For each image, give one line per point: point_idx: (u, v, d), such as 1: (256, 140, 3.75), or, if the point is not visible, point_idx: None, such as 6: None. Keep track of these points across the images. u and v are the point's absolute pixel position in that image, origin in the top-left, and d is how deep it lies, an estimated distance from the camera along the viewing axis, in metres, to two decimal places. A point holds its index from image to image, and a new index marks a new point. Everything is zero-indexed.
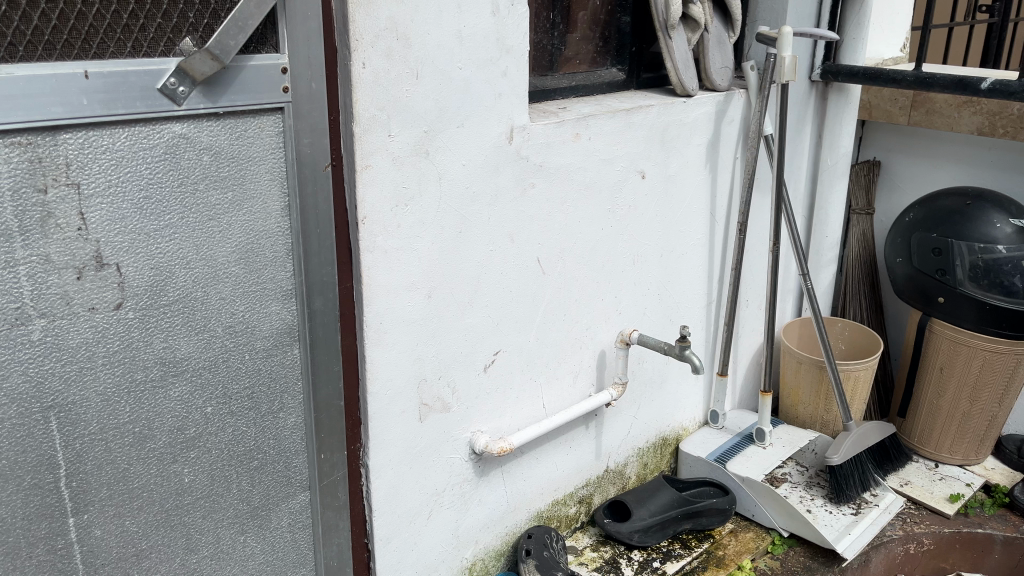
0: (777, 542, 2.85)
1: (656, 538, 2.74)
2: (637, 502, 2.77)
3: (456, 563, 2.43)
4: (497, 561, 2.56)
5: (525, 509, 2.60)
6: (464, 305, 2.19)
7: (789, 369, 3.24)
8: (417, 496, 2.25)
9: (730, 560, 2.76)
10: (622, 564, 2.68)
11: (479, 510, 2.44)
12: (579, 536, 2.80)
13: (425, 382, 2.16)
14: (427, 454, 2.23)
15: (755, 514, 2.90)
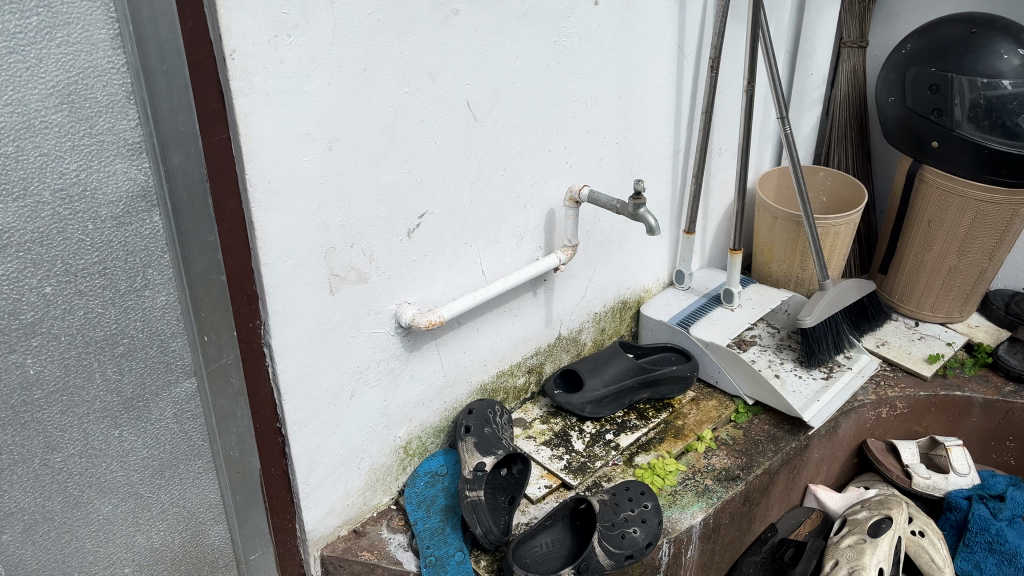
0: (742, 411, 2.66)
1: (610, 408, 2.55)
2: (590, 372, 2.55)
3: (388, 443, 2.23)
4: (436, 438, 2.36)
5: (466, 383, 2.37)
6: (377, 158, 1.86)
7: (763, 224, 2.95)
8: (336, 376, 2.01)
9: (690, 431, 2.58)
10: (573, 437, 2.49)
11: (411, 387, 2.21)
12: (529, 407, 2.60)
13: (333, 249, 1.86)
14: (343, 329, 1.97)
15: (719, 381, 2.72)
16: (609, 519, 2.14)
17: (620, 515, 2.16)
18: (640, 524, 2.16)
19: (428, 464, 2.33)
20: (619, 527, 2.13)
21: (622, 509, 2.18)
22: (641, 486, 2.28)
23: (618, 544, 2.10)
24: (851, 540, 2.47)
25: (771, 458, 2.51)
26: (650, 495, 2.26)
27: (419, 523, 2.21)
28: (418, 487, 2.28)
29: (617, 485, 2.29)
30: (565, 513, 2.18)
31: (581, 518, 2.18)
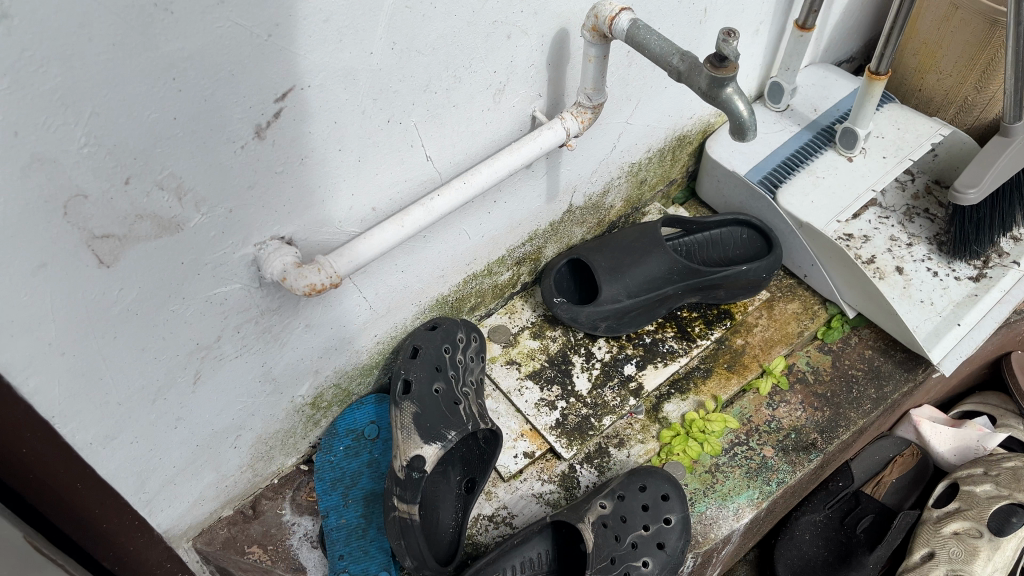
0: (834, 326, 1.78)
1: (635, 324, 1.69)
2: (610, 277, 1.64)
3: (282, 407, 1.46)
4: (365, 379, 1.58)
5: (411, 304, 1.53)
6: (144, 12, 0.84)
7: (931, 11, 1.78)
8: (155, 367, 1.18)
9: (752, 359, 1.73)
10: (574, 370, 1.69)
11: (312, 338, 1.38)
12: (514, 306, 1.77)
13: (79, 198, 0.92)
14: (149, 306, 1.10)
15: (808, 276, 1.81)
16: (607, 552, 1.42)
17: (625, 542, 1.44)
18: (654, 554, 1.45)
19: (350, 418, 1.58)
20: (621, 563, 1.42)
21: (629, 530, 1.45)
22: (664, 485, 1.50)
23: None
24: (956, 524, 1.74)
25: (867, 415, 1.67)
26: (679, 500, 1.50)
27: (330, 515, 1.51)
28: (334, 455, 1.56)
29: (628, 477, 1.51)
30: (548, 531, 1.49)
31: (572, 535, 1.50)
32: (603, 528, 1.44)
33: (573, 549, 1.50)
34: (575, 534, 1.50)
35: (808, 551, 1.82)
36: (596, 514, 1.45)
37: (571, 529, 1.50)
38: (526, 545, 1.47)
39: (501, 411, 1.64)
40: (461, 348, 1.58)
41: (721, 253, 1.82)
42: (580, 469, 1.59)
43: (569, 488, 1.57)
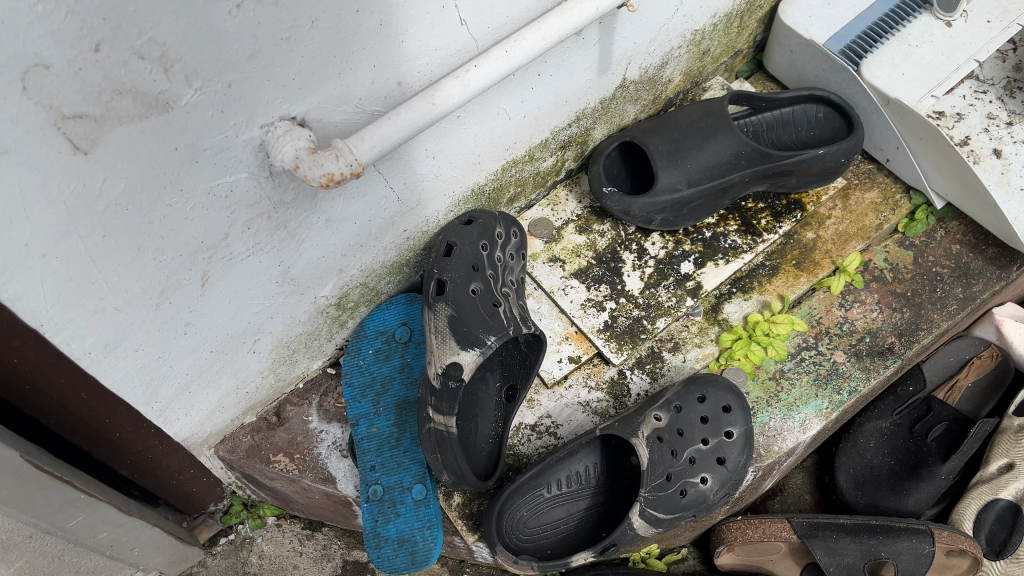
0: (918, 218, 1.57)
1: (695, 216, 1.52)
2: (667, 164, 1.46)
3: (304, 309, 1.32)
4: (394, 278, 1.43)
5: (444, 195, 1.36)
6: None
7: None
8: (156, 270, 1.03)
9: (824, 255, 1.55)
10: (624, 268, 1.52)
11: (334, 234, 1.23)
12: (558, 196, 1.59)
13: (41, 69, 0.75)
14: (141, 200, 0.94)
15: (891, 161, 1.59)
16: (664, 469, 1.31)
17: (682, 458, 1.33)
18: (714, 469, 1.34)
19: (379, 320, 1.44)
20: (678, 480, 1.31)
21: (687, 444, 1.34)
22: (726, 396, 1.36)
23: (677, 511, 1.30)
24: None
25: (951, 318, 1.51)
26: (743, 411, 1.36)
27: (360, 423, 1.40)
28: (364, 359, 1.43)
29: (686, 385, 1.38)
30: (598, 443, 1.38)
31: (622, 448, 1.39)
32: (660, 442, 1.32)
33: (624, 464, 1.39)
34: (627, 447, 1.38)
35: (872, 460, 1.70)
36: (652, 428, 1.32)
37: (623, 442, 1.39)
38: (572, 457, 1.37)
39: (544, 312, 1.50)
40: (501, 244, 1.42)
41: (793, 135, 1.60)
42: (631, 375, 1.46)
43: (618, 396, 1.44)
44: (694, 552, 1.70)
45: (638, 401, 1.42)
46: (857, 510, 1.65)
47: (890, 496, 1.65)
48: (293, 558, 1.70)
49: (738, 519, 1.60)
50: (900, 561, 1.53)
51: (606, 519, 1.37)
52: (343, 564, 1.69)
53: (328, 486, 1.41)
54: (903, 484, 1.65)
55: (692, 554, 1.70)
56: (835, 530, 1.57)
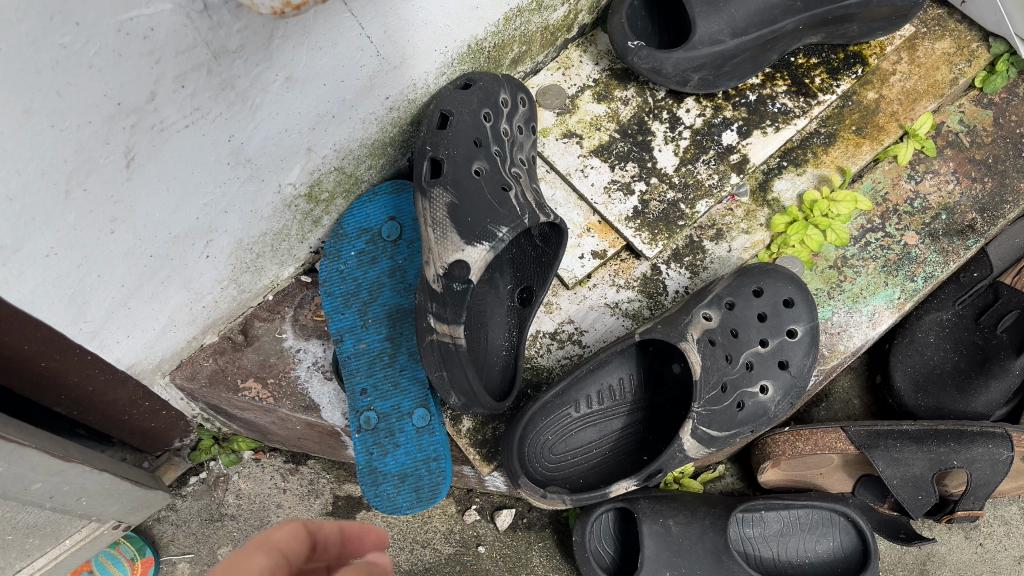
0: (998, 71, 1.32)
1: (738, 76, 1.25)
2: (705, 8, 1.19)
3: (266, 200, 1.06)
4: (376, 161, 1.17)
5: (434, 52, 1.08)
6: None
7: None
8: (57, 143, 0.76)
9: (889, 118, 1.30)
10: (655, 143, 1.26)
11: (297, 100, 0.96)
12: (569, 58, 1.31)
13: None
14: (17, 36, 0.66)
15: (968, 1, 1.34)
16: (718, 378, 1.07)
17: (738, 364, 1.10)
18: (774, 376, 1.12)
19: (361, 214, 1.18)
20: (734, 391, 1.09)
21: (743, 347, 1.11)
22: (786, 288, 1.13)
23: (731, 427, 1.09)
24: None
25: None
26: (808, 306, 1.13)
27: (345, 339, 1.15)
28: (345, 263, 1.17)
29: (739, 276, 1.14)
30: (633, 351, 1.15)
31: (662, 355, 1.17)
32: (712, 347, 1.08)
33: (664, 373, 1.17)
34: (668, 353, 1.16)
35: (933, 358, 1.48)
36: (702, 329, 1.08)
37: (662, 347, 1.16)
38: (604, 369, 1.14)
39: (559, 200, 1.24)
40: (508, 111, 1.15)
41: None
42: (667, 270, 1.22)
43: (653, 295, 1.21)
44: (732, 469, 1.50)
45: (677, 300, 1.20)
46: (919, 414, 1.44)
47: (956, 396, 1.45)
48: (275, 496, 1.48)
49: (787, 431, 1.40)
50: (974, 470, 1.35)
51: (644, 438, 1.16)
52: (334, 500, 1.48)
53: (311, 415, 1.18)
54: (970, 382, 1.45)
55: (730, 471, 1.50)
56: (898, 437, 1.37)
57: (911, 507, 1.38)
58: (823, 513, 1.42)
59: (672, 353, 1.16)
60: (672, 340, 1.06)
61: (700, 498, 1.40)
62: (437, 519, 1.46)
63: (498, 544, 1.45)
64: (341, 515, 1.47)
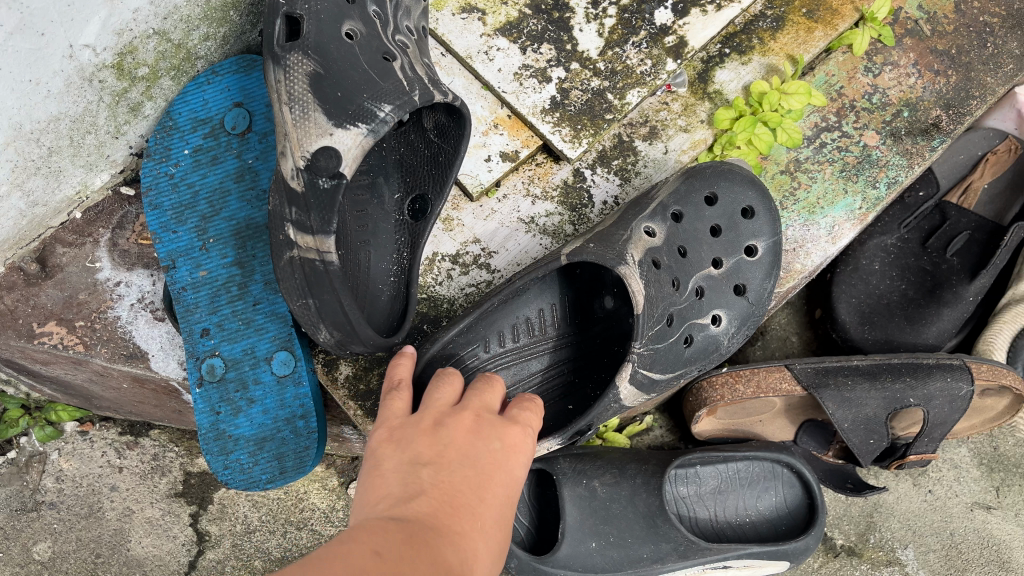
0: None
1: None
2: None
3: (52, 67, 0.76)
4: (215, 29, 0.88)
5: None
6: None
7: None
8: None
9: (844, 0, 1.10)
10: (575, 21, 1.01)
11: None
12: None
13: None
14: None
15: None
16: (663, 310, 0.88)
17: (686, 291, 0.92)
18: (725, 303, 0.95)
19: (197, 100, 0.89)
20: (682, 323, 0.91)
21: (692, 270, 0.93)
22: (744, 195, 0.96)
23: (674, 367, 0.91)
24: None
25: (1006, 82, 1.12)
26: (768, 220, 0.97)
27: (179, 266, 0.88)
28: (176, 166, 0.89)
29: (688, 180, 0.95)
30: (553, 278, 0.93)
31: (591, 284, 0.94)
32: (656, 269, 0.89)
33: (594, 309, 0.94)
34: (598, 282, 0.94)
35: (879, 286, 1.32)
36: (645, 250, 0.89)
37: (592, 273, 0.94)
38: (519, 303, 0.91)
39: (459, 90, 0.99)
40: None
41: None
42: (593, 177, 1.00)
43: (576, 207, 1.00)
44: (662, 420, 1.30)
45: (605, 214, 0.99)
46: (868, 349, 1.28)
47: (906, 327, 1.30)
48: (108, 477, 1.18)
49: (725, 372, 1.20)
50: (931, 408, 1.19)
51: (568, 385, 0.93)
52: (185, 478, 1.19)
53: (136, 367, 0.90)
54: (920, 311, 1.30)
55: (659, 423, 1.30)
56: (849, 374, 1.19)
57: (860, 453, 1.22)
58: (765, 465, 1.24)
59: (603, 281, 0.93)
60: (607, 263, 0.85)
61: (629, 453, 1.20)
62: (315, 496, 1.20)
63: None
64: (193, 496, 1.19)
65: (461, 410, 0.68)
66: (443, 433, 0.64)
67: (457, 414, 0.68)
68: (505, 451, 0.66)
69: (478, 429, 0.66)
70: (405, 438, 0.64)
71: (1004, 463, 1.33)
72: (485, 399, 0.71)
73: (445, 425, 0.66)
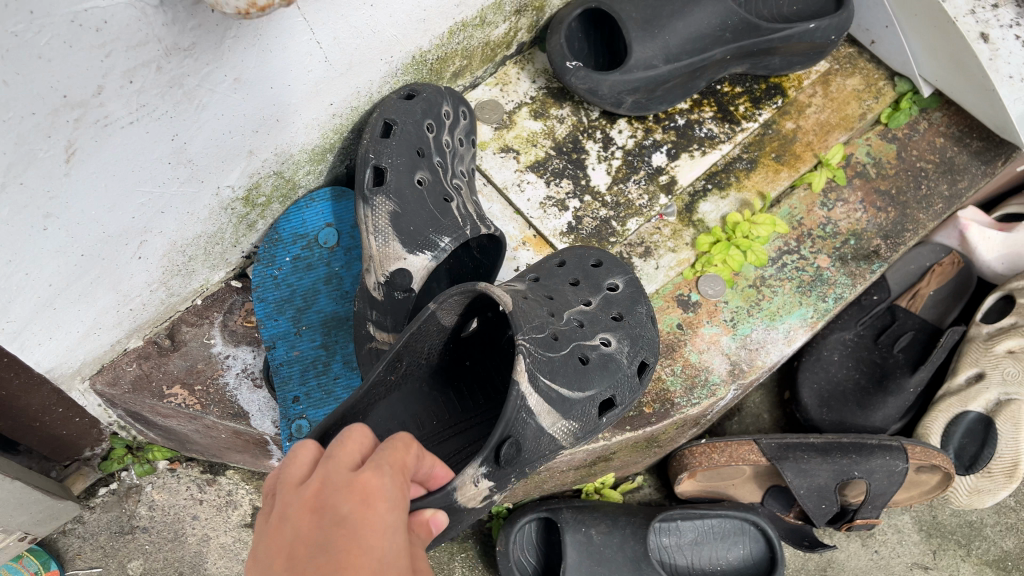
0: (902, 109, 1.42)
1: (668, 100, 1.31)
2: (642, 34, 1.24)
3: (203, 202, 1.03)
4: (315, 167, 1.16)
5: (380, 61, 1.09)
6: None
7: None
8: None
9: (806, 147, 1.37)
10: (589, 161, 1.31)
11: (242, 102, 0.94)
12: (507, 74, 1.34)
13: None
14: None
15: (876, 42, 1.43)
16: (544, 325, 0.99)
17: (564, 318, 1.04)
18: (608, 330, 1.08)
19: (298, 220, 1.16)
20: (570, 343, 1.02)
21: (563, 307, 1.07)
22: (592, 254, 1.18)
23: (577, 384, 1.00)
24: (1013, 343, 1.49)
25: (936, 218, 1.39)
26: (616, 266, 1.17)
27: (277, 346, 1.13)
28: (279, 269, 1.16)
29: (538, 264, 1.17)
30: (446, 363, 1.08)
31: (459, 370, 1.10)
32: (530, 299, 1.02)
33: (460, 373, 1.10)
34: (461, 369, 1.10)
35: (837, 374, 1.58)
36: (511, 288, 1.04)
37: (463, 365, 1.10)
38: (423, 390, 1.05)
39: (496, 213, 1.26)
40: (455, 117, 1.18)
41: (774, 9, 1.40)
42: None
43: None
44: (651, 479, 1.55)
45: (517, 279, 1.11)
46: (824, 428, 1.53)
47: (857, 411, 1.54)
48: (191, 508, 1.44)
49: (703, 443, 1.44)
50: (873, 480, 1.43)
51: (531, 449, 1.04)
52: (252, 512, 1.44)
53: (239, 424, 1.15)
54: (870, 398, 1.55)
55: (648, 482, 1.55)
56: (804, 450, 1.45)
57: (814, 516, 1.46)
58: (735, 522, 1.48)
59: (462, 361, 1.10)
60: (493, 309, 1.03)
61: (621, 507, 1.44)
62: None
63: None
64: None
65: (307, 485, 0.61)
66: (288, 524, 0.58)
67: (299, 495, 0.60)
68: (362, 501, 0.59)
69: (323, 501, 0.59)
70: (262, 556, 0.58)
71: (940, 529, 1.57)
72: (338, 455, 0.63)
73: (287, 515, 0.59)
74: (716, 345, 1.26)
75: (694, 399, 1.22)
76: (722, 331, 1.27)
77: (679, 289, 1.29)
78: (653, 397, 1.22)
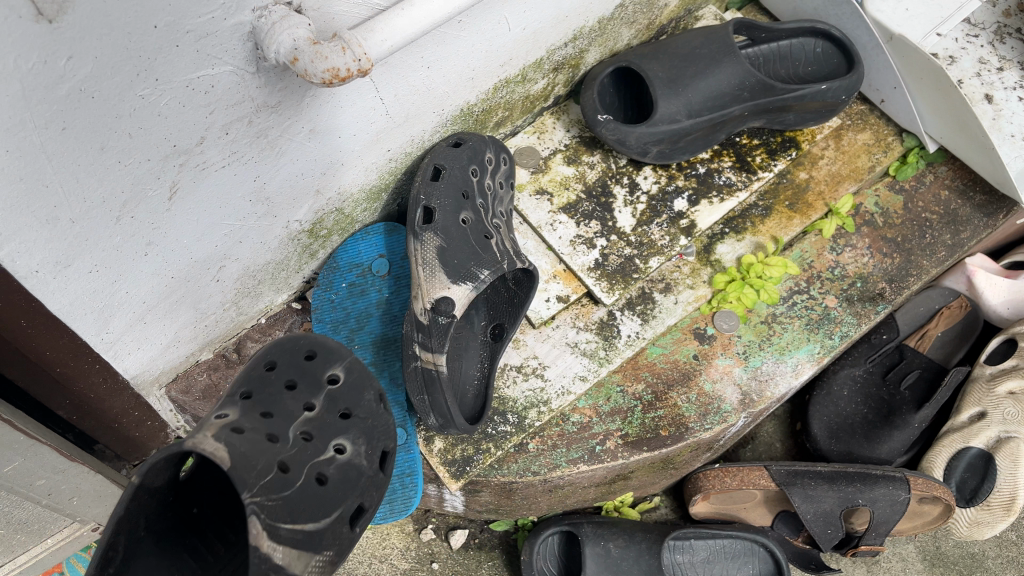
0: (909, 162, 1.54)
1: (690, 150, 1.44)
2: (667, 91, 1.38)
3: (274, 233, 1.18)
4: (371, 204, 1.30)
5: (432, 113, 1.23)
6: None
7: None
8: (119, 175, 0.87)
9: (817, 197, 1.49)
10: (616, 205, 1.44)
11: (315, 149, 1.09)
12: (544, 123, 1.49)
13: None
14: (109, 87, 0.78)
15: (886, 101, 1.55)
16: (273, 459, 0.94)
17: (283, 443, 0.97)
18: (331, 444, 1.03)
19: (354, 250, 1.31)
20: (300, 466, 0.97)
21: (285, 424, 1.00)
22: (304, 344, 1.11)
23: (318, 512, 0.96)
24: (1013, 384, 1.58)
25: (939, 265, 1.49)
26: (334, 354, 1.11)
27: None
28: (336, 293, 1.30)
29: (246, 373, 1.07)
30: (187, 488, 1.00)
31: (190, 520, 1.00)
32: (246, 432, 0.95)
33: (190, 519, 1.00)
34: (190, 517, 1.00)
35: (846, 408, 1.68)
36: (219, 425, 0.94)
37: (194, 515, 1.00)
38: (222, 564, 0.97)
39: (530, 248, 1.40)
40: (496, 162, 1.32)
41: (791, 69, 1.54)
42: (622, 317, 1.39)
43: (608, 337, 1.37)
44: (667, 501, 1.66)
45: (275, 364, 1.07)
46: (832, 457, 1.63)
47: (864, 443, 1.64)
48: None
49: (717, 468, 1.56)
50: (876, 508, 1.52)
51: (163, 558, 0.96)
52: None
53: None
54: (877, 431, 1.65)
55: (664, 503, 1.66)
56: (812, 477, 1.55)
57: (821, 541, 1.55)
58: (745, 543, 1.59)
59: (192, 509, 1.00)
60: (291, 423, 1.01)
61: (638, 524, 1.55)
62: (394, 536, 1.57)
63: (451, 562, 1.57)
64: None
65: None
66: None
67: None
68: None
69: None
70: None
71: (943, 559, 1.66)
72: None
73: None
74: (728, 375, 1.37)
75: (707, 424, 1.34)
76: (734, 362, 1.38)
77: (696, 322, 1.41)
78: (669, 421, 1.33)
